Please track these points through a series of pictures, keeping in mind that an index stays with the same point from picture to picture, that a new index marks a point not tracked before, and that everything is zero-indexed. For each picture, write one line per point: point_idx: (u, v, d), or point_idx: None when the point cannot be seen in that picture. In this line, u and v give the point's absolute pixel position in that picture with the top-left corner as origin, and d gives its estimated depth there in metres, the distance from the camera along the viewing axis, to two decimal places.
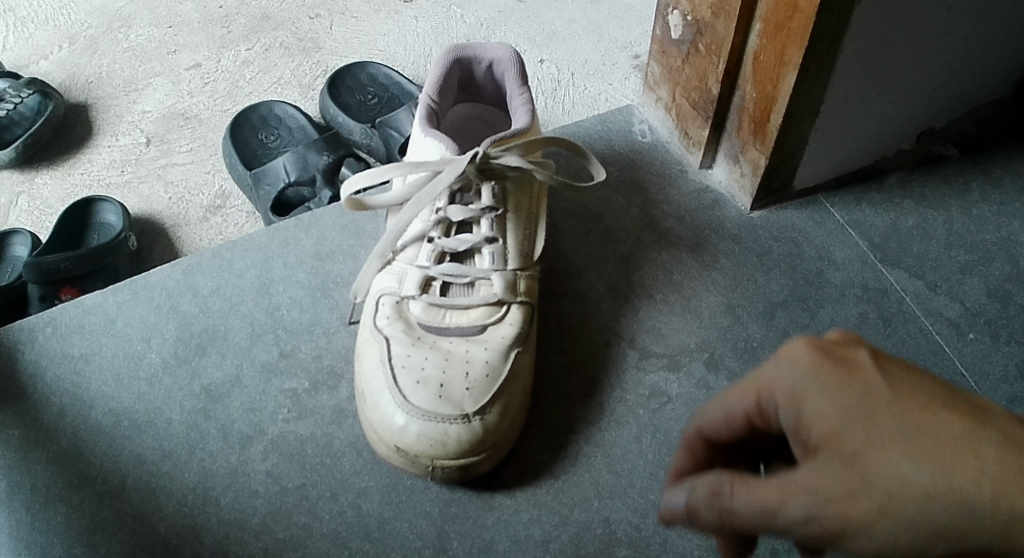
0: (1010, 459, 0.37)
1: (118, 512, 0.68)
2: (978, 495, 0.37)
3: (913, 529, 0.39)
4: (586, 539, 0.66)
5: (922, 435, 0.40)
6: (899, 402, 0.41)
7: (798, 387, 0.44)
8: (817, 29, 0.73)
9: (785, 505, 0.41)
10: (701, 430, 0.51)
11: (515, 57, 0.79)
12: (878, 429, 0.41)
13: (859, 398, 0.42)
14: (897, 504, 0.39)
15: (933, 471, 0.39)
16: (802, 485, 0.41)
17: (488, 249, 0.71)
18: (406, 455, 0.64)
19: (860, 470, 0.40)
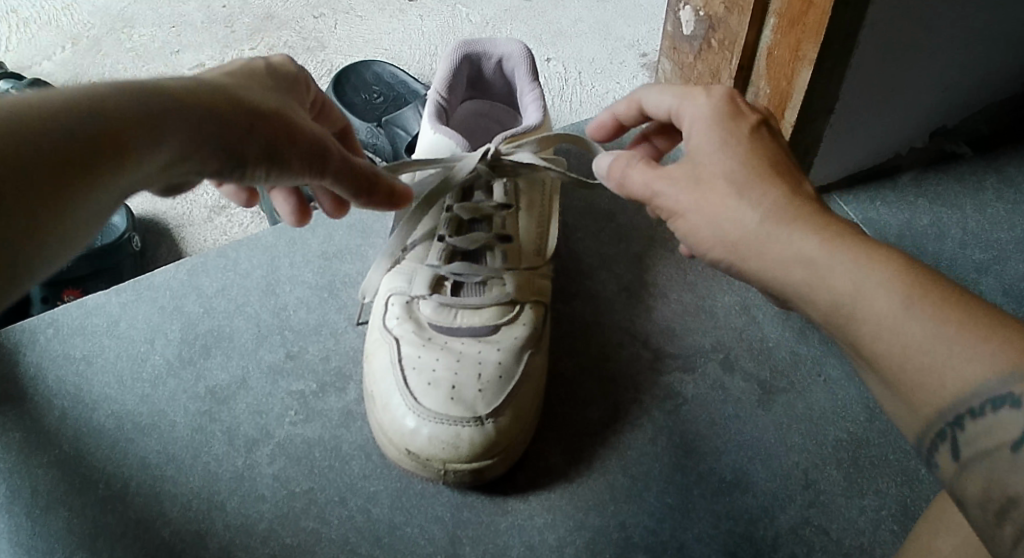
0: (816, 220, 0.50)
1: (122, 517, 0.66)
2: (788, 230, 0.50)
3: (737, 223, 0.52)
4: (601, 545, 0.65)
5: (772, 173, 0.54)
6: (756, 150, 0.55)
7: (693, 114, 0.59)
8: (834, 24, 0.72)
9: (660, 187, 0.56)
10: (616, 114, 0.69)
11: (525, 52, 0.77)
12: (732, 147, 0.55)
13: (738, 135, 0.56)
14: (747, 207, 0.52)
15: (765, 198, 0.52)
16: (677, 176, 0.55)
17: (500, 248, 0.69)
18: (417, 458, 0.62)
19: (710, 161, 0.55)
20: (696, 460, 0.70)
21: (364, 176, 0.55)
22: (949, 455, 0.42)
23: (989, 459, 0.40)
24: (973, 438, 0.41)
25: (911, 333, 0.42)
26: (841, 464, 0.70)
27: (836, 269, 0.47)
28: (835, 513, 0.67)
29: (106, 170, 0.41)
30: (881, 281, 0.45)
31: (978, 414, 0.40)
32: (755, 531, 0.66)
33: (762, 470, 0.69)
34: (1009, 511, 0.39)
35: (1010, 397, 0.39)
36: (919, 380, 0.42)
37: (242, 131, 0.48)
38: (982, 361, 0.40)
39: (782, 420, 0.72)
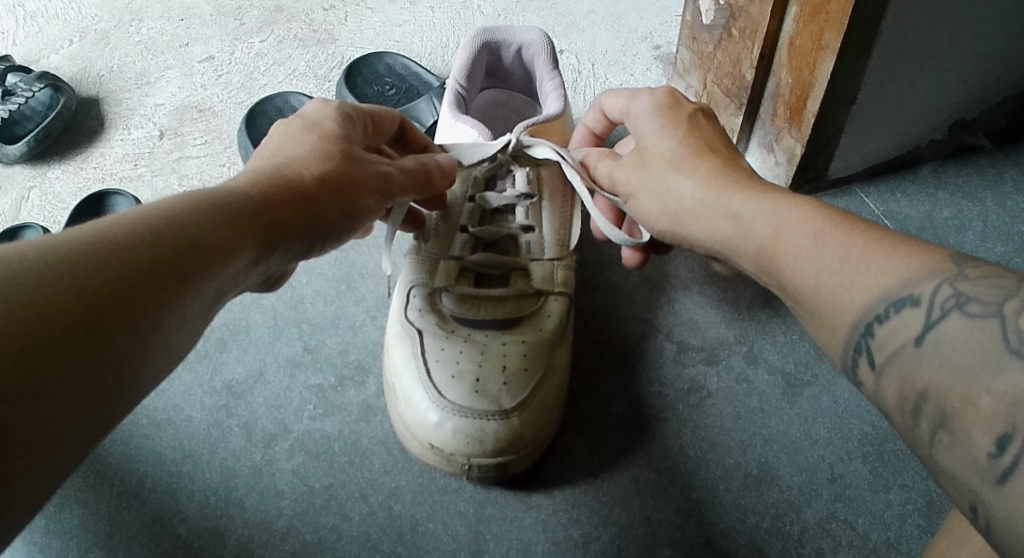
0: (745, 183, 0.55)
1: (138, 514, 0.65)
2: (718, 195, 0.55)
3: (677, 194, 0.57)
4: (627, 541, 0.63)
5: (712, 149, 0.58)
6: (691, 130, 0.60)
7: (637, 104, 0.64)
8: (859, 11, 0.70)
9: (618, 176, 0.63)
10: (589, 125, 0.73)
11: (545, 39, 0.76)
12: (670, 131, 0.60)
13: (677, 120, 0.61)
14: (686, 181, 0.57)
15: (697, 169, 0.57)
16: (627, 163, 0.62)
17: (524, 239, 0.70)
18: (441, 453, 0.61)
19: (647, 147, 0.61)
20: (721, 454, 0.68)
21: (416, 185, 0.60)
22: (868, 367, 0.43)
23: (896, 359, 0.41)
24: (883, 343, 0.42)
25: (823, 263, 0.46)
26: (868, 458, 0.68)
27: (760, 220, 0.51)
28: (862, 508, 0.66)
29: (201, 270, 0.43)
30: (797, 223, 0.49)
31: (884, 320, 0.42)
32: (782, 525, 0.65)
33: (788, 464, 0.68)
34: (922, 409, 0.38)
35: (911, 299, 0.41)
36: (832, 302, 0.45)
37: (310, 203, 0.51)
38: (887, 275, 0.42)
39: (806, 414, 0.71)
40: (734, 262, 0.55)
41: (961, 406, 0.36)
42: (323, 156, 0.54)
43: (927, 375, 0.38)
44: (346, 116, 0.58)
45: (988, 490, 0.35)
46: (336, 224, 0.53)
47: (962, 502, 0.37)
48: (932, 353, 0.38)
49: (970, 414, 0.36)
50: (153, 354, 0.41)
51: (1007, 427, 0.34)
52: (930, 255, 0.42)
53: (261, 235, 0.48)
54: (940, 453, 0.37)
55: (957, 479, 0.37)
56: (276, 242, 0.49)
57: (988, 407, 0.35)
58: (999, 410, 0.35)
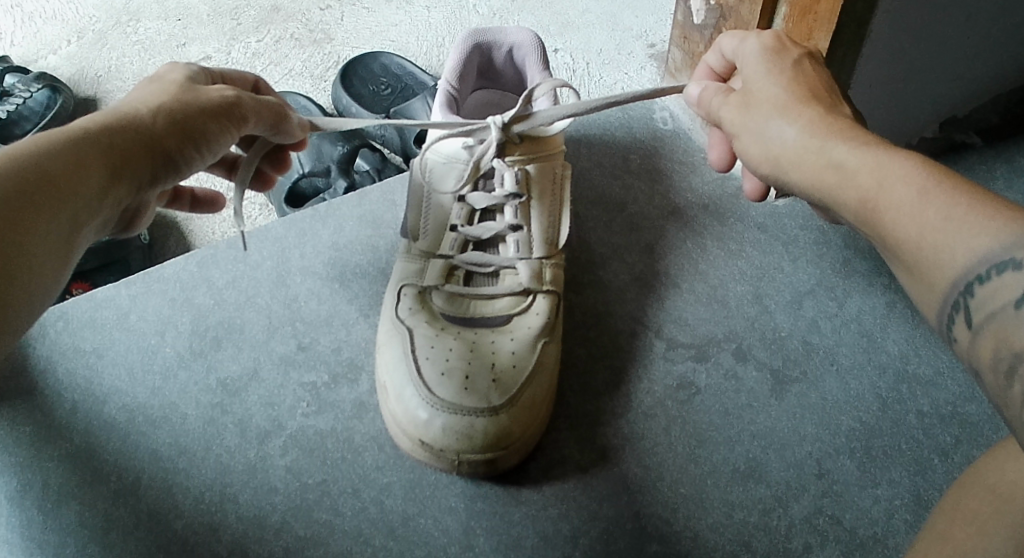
0: (852, 130, 0.50)
1: (134, 510, 0.66)
2: (823, 139, 0.50)
3: (776, 139, 0.53)
4: (616, 536, 0.64)
5: (816, 96, 0.54)
6: (794, 76, 0.56)
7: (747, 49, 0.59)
8: (846, 12, 0.71)
9: (720, 118, 0.59)
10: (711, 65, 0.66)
11: (536, 40, 0.77)
12: (777, 76, 0.56)
13: (782, 66, 0.56)
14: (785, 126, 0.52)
15: (800, 113, 0.52)
16: (729, 103, 0.57)
17: (513, 237, 0.70)
18: (431, 449, 0.62)
19: (750, 91, 0.56)
20: (710, 450, 0.69)
21: (270, 112, 0.61)
22: (964, 326, 0.41)
23: (994, 321, 0.39)
24: (981, 304, 0.40)
25: (925, 216, 0.42)
26: (855, 454, 0.69)
27: (860, 166, 0.47)
28: (849, 504, 0.67)
29: (42, 201, 0.48)
30: (902, 174, 0.44)
31: (986, 280, 0.39)
32: (769, 520, 0.66)
33: (776, 460, 0.69)
34: (1016, 369, 0.37)
35: (1014, 263, 0.38)
36: (930, 256, 0.42)
37: (147, 134, 0.55)
38: (989, 233, 0.40)
39: (795, 410, 0.72)
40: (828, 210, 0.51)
41: None
42: (160, 93, 0.57)
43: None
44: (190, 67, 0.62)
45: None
46: (184, 153, 0.56)
47: None
48: None
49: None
50: (16, 282, 0.46)
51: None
52: None
53: (105, 169, 0.52)
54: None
55: None
56: (125, 169, 0.53)
57: None
58: None
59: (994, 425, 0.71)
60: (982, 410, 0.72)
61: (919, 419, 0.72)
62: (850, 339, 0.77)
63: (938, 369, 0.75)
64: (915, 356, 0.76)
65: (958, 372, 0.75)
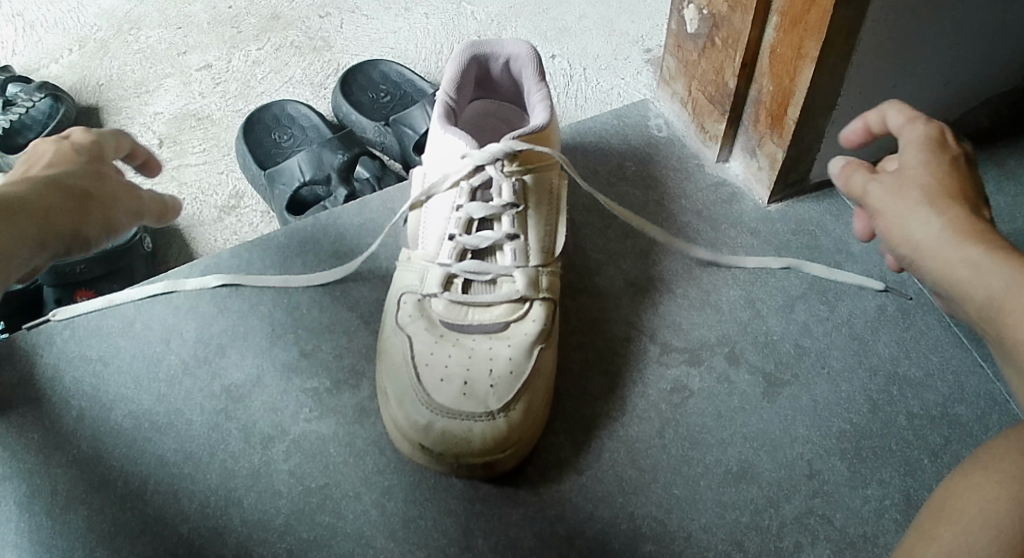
0: (994, 242, 0.50)
1: (141, 515, 0.68)
2: (960, 244, 0.51)
3: (915, 235, 0.53)
4: (611, 536, 0.66)
5: (961, 196, 0.53)
6: (941, 173, 0.54)
7: (906, 137, 0.58)
8: (834, 23, 0.73)
9: (861, 193, 0.58)
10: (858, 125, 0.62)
11: (532, 52, 0.78)
12: (935, 170, 0.54)
13: (941, 158, 0.55)
14: (944, 230, 0.51)
15: (949, 210, 0.52)
16: (879, 181, 0.56)
17: (510, 246, 0.71)
18: (431, 452, 0.65)
19: (905, 177, 0.55)
20: (703, 452, 0.71)
21: (160, 207, 0.71)
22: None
23: None
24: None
25: None
26: (845, 455, 0.71)
27: (1000, 274, 0.48)
28: (839, 503, 0.68)
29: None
30: None
31: None
32: (761, 520, 0.67)
33: (768, 461, 0.71)
34: None
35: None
36: None
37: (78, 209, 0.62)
38: None
39: (787, 412, 0.73)
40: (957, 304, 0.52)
41: None
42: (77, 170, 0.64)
43: None
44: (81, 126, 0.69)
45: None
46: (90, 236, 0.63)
47: None
48: None
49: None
50: None
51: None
52: None
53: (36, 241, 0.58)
54: None
55: None
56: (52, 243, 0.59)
57: None
58: None
59: (982, 426, 0.73)
60: (971, 412, 0.74)
61: (908, 421, 0.73)
62: (841, 341, 0.78)
63: (927, 371, 0.76)
64: (905, 359, 0.77)
65: (947, 374, 0.76)
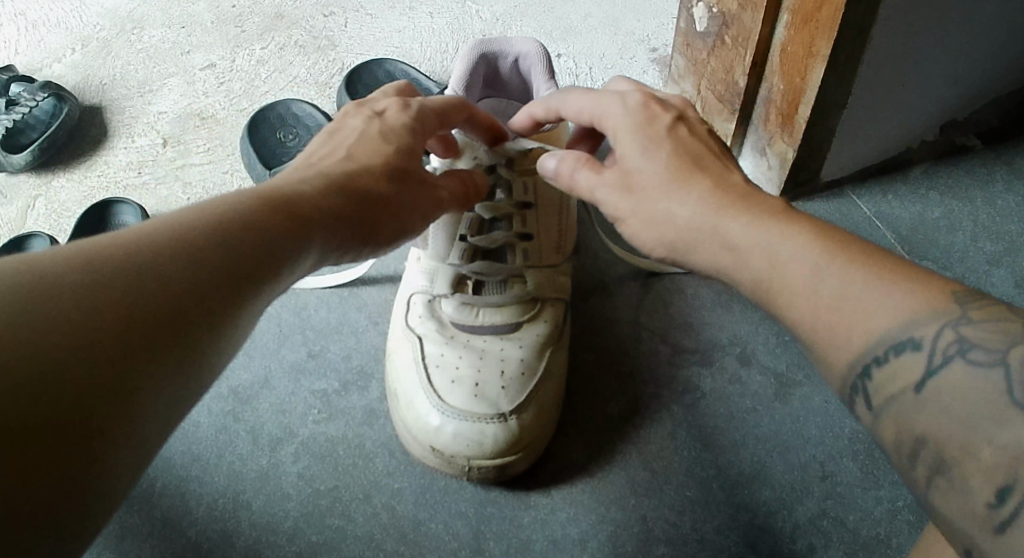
0: (750, 207, 0.50)
1: (149, 517, 0.67)
2: (717, 220, 0.50)
3: (668, 221, 0.52)
4: (623, 538, 0.65)
5: (702, 166, 0.53)
6: (680, 146, 0.54)
7: (612, 123, 0.58)
8: (847, 21, 0.72)
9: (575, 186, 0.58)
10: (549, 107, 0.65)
11: (541, 50, 0.78)
12: (655, 149, 0.55)
13: (648, 133, 0.55)
14: (708, 221, 0.50)
15: (694, 190, 0.52)
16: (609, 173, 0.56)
17: (521, 246, 0.70)
18: (441, 455, 0.64)
19: (631, 175, 0.55)
20: (715, 453, 0.70)
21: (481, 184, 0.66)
22: (864, 407, 0.42)
23: (896, 404, 0.40)
24: (880, 387, 0.41)
25: (818, 298, 0.43)
26: (858, 456, 0.70)
27: (759, 250, 0.47)
28: (852, 505, 0.68)
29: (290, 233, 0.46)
30: (796, 255, 0.45)
31: (884, 363, 0.41)
32: (774, 522, 0.67)
33: (780, 463, 0.70)
34: (920, 453, 0.38)
35: (912, 343, 0.40)
36: (829, 340, 0.43)
37: (420, 203, 0.58)
38: (888, 316, 0.41)
39: (799, 413, 0.73)
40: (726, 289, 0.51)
41: (960, 455, 0.36)
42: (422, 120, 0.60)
43: (926, 423, 0.38)
44: (401, 100, 0.60)
45: (985, 539, 0.36)
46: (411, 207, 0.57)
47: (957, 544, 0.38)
48: (932, 402, 0.38)
49: (969, 464, 0.36)
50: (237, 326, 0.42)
51: (1007, 479, 0.35)
52: (936, 290, 0.41)
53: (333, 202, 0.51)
54: (935, 497, 0.38)
55: (948, 520, 0.38)
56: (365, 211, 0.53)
57: (988, 458, 0.35)
58: (1000, 463, 0.35)
59: None
60: None
61: None
62: None
63: None
64: None
65: None
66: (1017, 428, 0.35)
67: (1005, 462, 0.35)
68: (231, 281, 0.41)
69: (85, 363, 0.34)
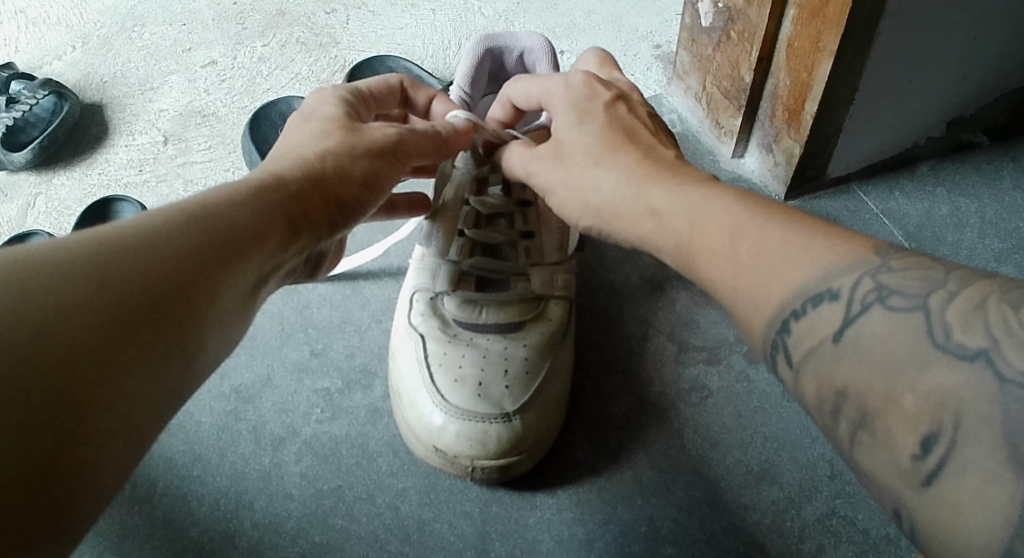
0: (674, 176, 0.50)
1: (149, 518, 0.66)
2: (641, 186, 0.50)
3: (596, 189, 0.53)
4: (630, 538, 0.65)
5: (633, 140, 0.55)
6: (616, 122, 0.56)
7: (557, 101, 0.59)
8: (854, 16, 0.71)
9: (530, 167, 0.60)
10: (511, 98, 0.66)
11: (546, 45, 0.77)
12: (590, 124, 0.56)
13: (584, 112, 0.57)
14: (636, 188, 0.51)
15: (621, 163, 0.53)
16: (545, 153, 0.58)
17: (524, 244, 0.70)
18: (445, 455, 0.63)
19: (565, 142, 0.57)
20: (723, 452, 0.70)
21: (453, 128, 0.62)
22: (786, 364, 0.39)
23: (814, 357, 0.37)
24: (801, 338, 0.38)
25: (736, 252, 0.42)
26: None
27: (676, 213, 0.47)
28: (862, 504, 0.67)
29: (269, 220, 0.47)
30: (713, 214, 0.45)
31: (801, 316, 0.38)
32: (783, 522, 0.66)
33: (789, 462, 0.69)
34: (842, 407, 0.35)
35: (830, 293, 0.37)
36: (747, 299, 0.41)
37: (384, 150, 0.56)
38: (805, 266, 0.39)
39: (807, 411, 0.72)
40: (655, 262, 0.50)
41: (883, 406, 0.33)
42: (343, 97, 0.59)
43: (848, 372, 0.35)
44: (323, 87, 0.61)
45: (909, 492, 0.32)
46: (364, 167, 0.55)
47: (887, 509, 0.33)
48: (851, 350, 0.35)
49: (891, 413, 0.32)
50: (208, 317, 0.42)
51: (932, 426, 0.31)
52: (863, 240, 0.39)
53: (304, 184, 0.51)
54: (860, 455, 0.34)
55: (875, 479, 0.34)
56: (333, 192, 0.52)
57: (909, 405, 0.32)
58: (924, 409, 0.31)
59: None
60: None
61: None
62: None
63: None
64: None
65: None
66: (943, 369, 0.32)
67: (928, 408, 0.31)
68: (219, 263, 0.43)
69: (78, 340, 0.35)
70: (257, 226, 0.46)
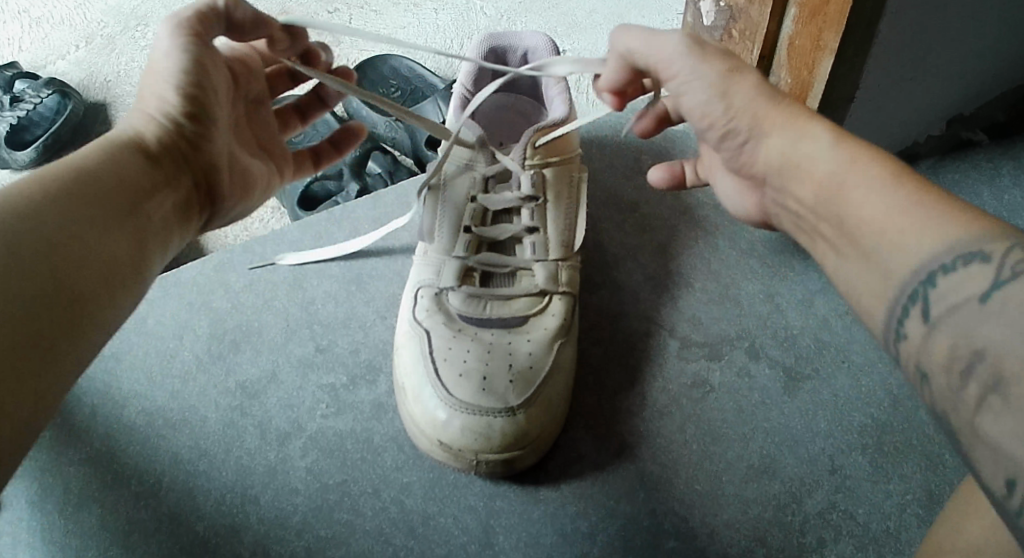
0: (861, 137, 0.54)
1: (156, 513, 0.67)
2: (835, 142, 0.53)
3: (754, 155, 0.58)
4: (633, 532, 0.65)
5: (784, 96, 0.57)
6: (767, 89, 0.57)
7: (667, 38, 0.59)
8: (855, 14, 0.72)
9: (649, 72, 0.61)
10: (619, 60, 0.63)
11: (551, 44, 0.77)
12: (745, 79, 0.57)
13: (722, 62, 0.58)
14: (814, 136, 0.54)
15: (793, 126, 0.55)
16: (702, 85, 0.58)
17: (530, 239, 0.71)
18: (450, 449, 0.64)
19: (739, 120, 0.57)
20: (725, 447, 0.70)
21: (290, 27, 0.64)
22: (919, 321, 0.44)
23: (959, 312, 0.42)
24: (942, 296, 0.43)
25: (892, 198, 0.49)
26: (868, 450, 0.70)
27: (827, 166, 0.53)
28: (862, 498, 0.67)
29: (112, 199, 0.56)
30: (874, 173, 0.51)
31: (951, 271, 0.43)
32: (784, 516, 0.66)
33: (790, 456, 0.70)
34: (974, 368, 0.40)
35: (981, 256, 0.42)
36: (891, 241, 0.47)
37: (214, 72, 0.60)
38: (951, 230, 0.45)
39: (808, 406, 0.73)
40: (788, 193, 0.57)
41: (1019, 374, 0.37)
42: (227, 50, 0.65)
43: (988, 334, 0.39)
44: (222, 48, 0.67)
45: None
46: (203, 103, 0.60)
47: (996, 481, 0.38)
48: (997, 310, 0.40)
49: None
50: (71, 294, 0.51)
51: None
52: (1001, 226, 0.44)
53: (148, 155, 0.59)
54: (983, 419, 0.39)
55: (997, 449, 0.38)
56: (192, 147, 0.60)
57: None
58: None
59: None
60: None
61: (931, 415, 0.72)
62: (862, 336, 0.77)
63: None
64: None
65: None
66: None
67: None
68: (59, 249, 0.51)
69: None
70: (88, 209, 0.54)
